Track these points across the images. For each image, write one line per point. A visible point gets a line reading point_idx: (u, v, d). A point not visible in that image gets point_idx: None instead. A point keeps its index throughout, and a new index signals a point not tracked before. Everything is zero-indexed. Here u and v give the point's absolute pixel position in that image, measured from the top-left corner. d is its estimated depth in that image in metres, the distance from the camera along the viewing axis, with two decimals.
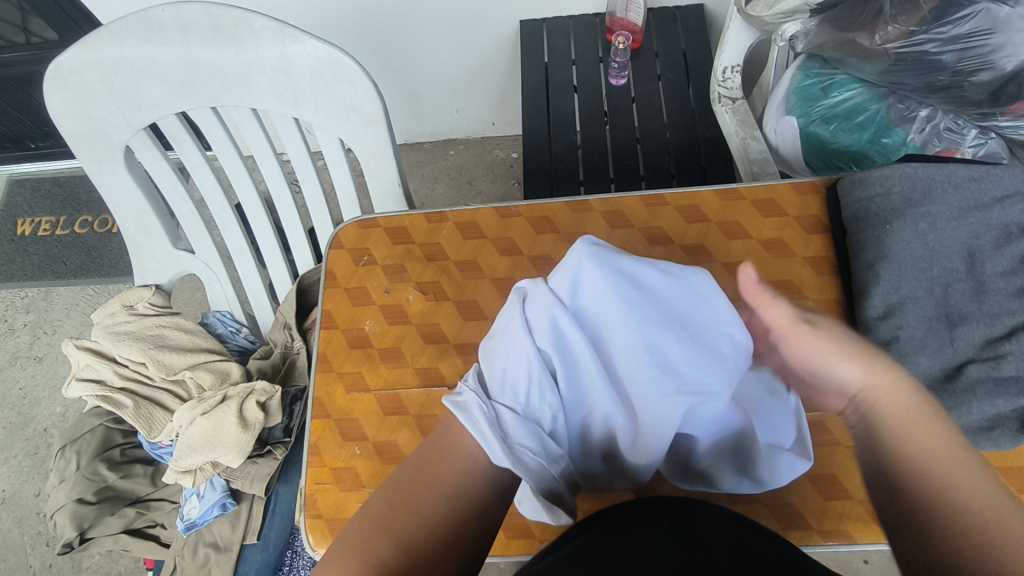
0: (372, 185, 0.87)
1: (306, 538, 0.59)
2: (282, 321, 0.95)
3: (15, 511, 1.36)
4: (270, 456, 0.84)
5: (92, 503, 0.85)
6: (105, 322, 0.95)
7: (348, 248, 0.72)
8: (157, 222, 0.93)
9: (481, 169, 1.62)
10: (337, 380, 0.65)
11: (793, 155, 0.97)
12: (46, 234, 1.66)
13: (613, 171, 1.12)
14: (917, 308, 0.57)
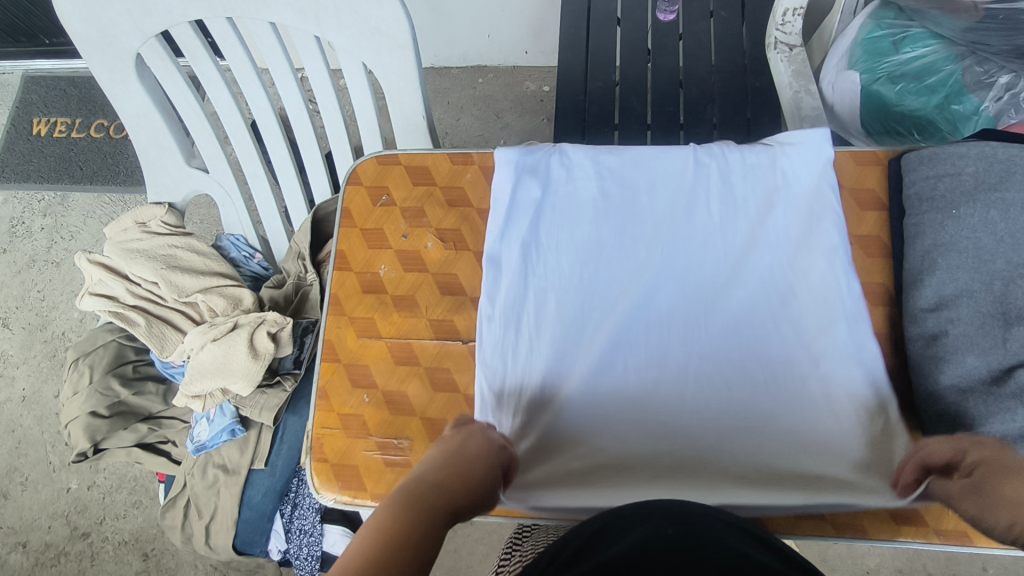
0: (395, 113, 0.81)
1: (311, 479, 0.59)
2: (296, 252, 0.93)
3: (35, 410, 1.41)
4: (280, 387, 0.84)
5: (105, 416, 0.87)
6: (118, 238, 0.93)
7: (366, 185, 0.68)
8: (170, 137, 0.90)
9: (510, 101, 1.54)
10: (348, 324, 0.63)
11: (849, 115, 0.88)
12: (62, 136, 1.63)
13: (651, 117, 1.05)
14: (971, 302, 0.53)
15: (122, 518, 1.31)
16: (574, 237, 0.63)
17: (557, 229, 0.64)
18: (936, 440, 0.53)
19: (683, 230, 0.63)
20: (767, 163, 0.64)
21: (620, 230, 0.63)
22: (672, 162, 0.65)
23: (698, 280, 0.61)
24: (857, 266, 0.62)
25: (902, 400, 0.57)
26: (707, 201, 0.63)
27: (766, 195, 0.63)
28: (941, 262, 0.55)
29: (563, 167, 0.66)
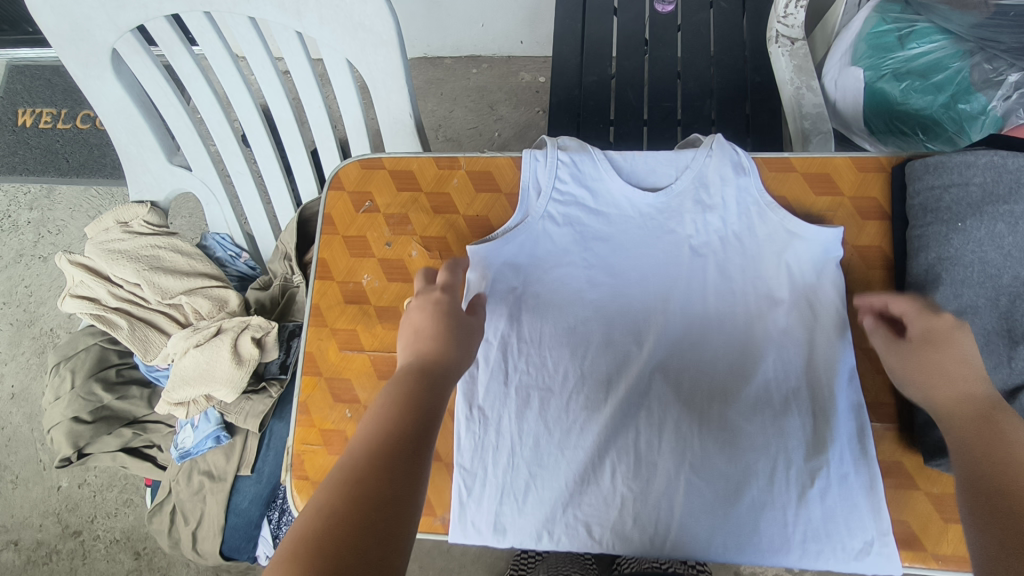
0: (381, 111, 0.78)
1: (291, 496, 0.57)
2: (282, 253, 0.91)
3: (24, 407, 1.39)
4: (265, 393, 0.82)
5: (88, 422, 0.84)
6: (100, 238, 0.91)
7: (349, 190, 0.65)
8: (150, 134, 0.87)
9: (504, 93, 1.50)
10: (330, 336, 0.61)
11: (852, 113, 0.86)
12: (47, 127, 1.59)
13: (647, 113, 1.02)
14: (976, 319, 0.52)
15: (113, 516, 1.30)
16: (560, 331, 0.61)
17: (542, 321, 0.62)
18: (936, 463, 0.51)
19: (680, 326, 0.61)
20: (772, 250, 0.60)
21: (611, 321, 0.61)
22: (663, 245, 0.62)
23: (695, 379, 0.59)
24: (856, 278, 0.60)
25: (902, 419, 0.56)
26: (704, 291, 0.61)
27: (766, 290, 0.60)
28: (944, 278, 0.53)
29: (551, 244, 0.62)
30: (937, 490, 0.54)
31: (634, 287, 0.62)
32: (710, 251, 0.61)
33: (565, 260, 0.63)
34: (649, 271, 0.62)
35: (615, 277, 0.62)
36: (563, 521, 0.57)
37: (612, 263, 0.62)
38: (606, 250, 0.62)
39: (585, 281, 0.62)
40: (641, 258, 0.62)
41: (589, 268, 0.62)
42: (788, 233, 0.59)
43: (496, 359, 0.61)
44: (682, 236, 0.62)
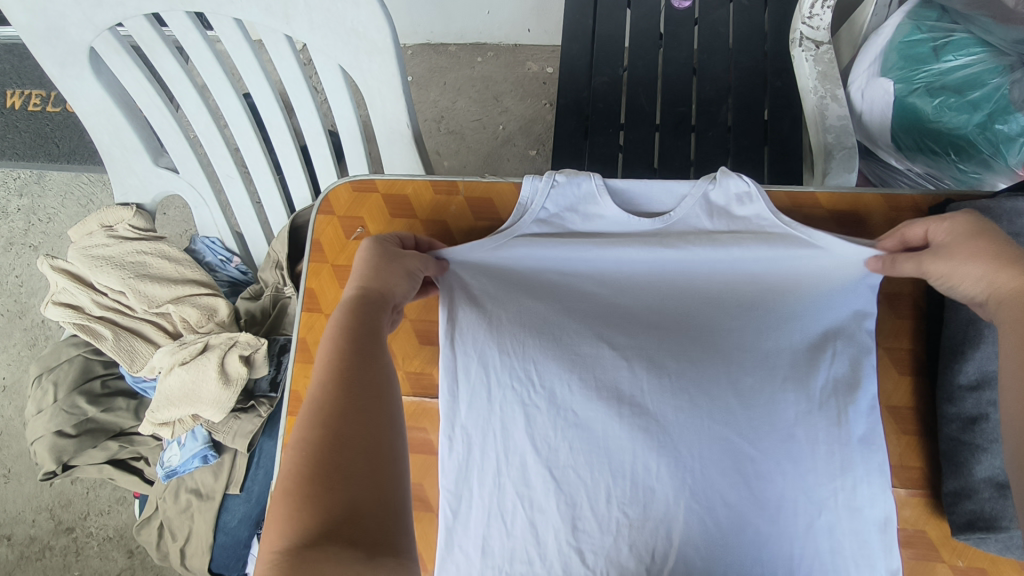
0: (377, 120, 0.74)
1: None
2: (273, 261, 0.87)
3: (15, 399, 1.37)
4: (253, 412, 0.79)
5: (72, 436, 0.82)
6: (83, 243, 0.87)
7: (339, 215, 0.61)
8: (133, 135, 0.83)
9: (510, 84, 1.44)
10: (318, 373, 0.58)
11: (879, 126, 0.81)
12: (36, 109, 1.54)
13: (660, 117, 0.97)
14: None
15: (106, 513, 1.29)
16: (559, 356, 0.57)
17: (524, 338, 0.56)
18: (965, 537, 0.50)
19: (695, 349, 0.55)
20: (812, 273, 0.57)
21: (614, 343, 0.56)
22: (679, 272, 0.58)
23: (717, 416, 0.53)
24: (884, 327, 0.57)
25: (929, 486, 0.55)
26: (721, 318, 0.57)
27: (811, 314, 0.56)
28: (989, 330, 0.48)
29: (536, 263, 0.59)
30: (963, 564, 0.54)
31: (642, 314, 0.58)
32: (753, 264, 0.57)
33: (568, 285, 0.59)
34: (659, 299, 0.58)
35: (620, 305, 0.59)
36: (556, 546, 0.54)
37: (617, 292, 0.59)
38: (608, 277, 0.59)
39: (588, 306, 0.58)
40: (648, 285, 0.59)
41: (593, 296, 0.59)
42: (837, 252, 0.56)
43: (473, 381, 0.56)
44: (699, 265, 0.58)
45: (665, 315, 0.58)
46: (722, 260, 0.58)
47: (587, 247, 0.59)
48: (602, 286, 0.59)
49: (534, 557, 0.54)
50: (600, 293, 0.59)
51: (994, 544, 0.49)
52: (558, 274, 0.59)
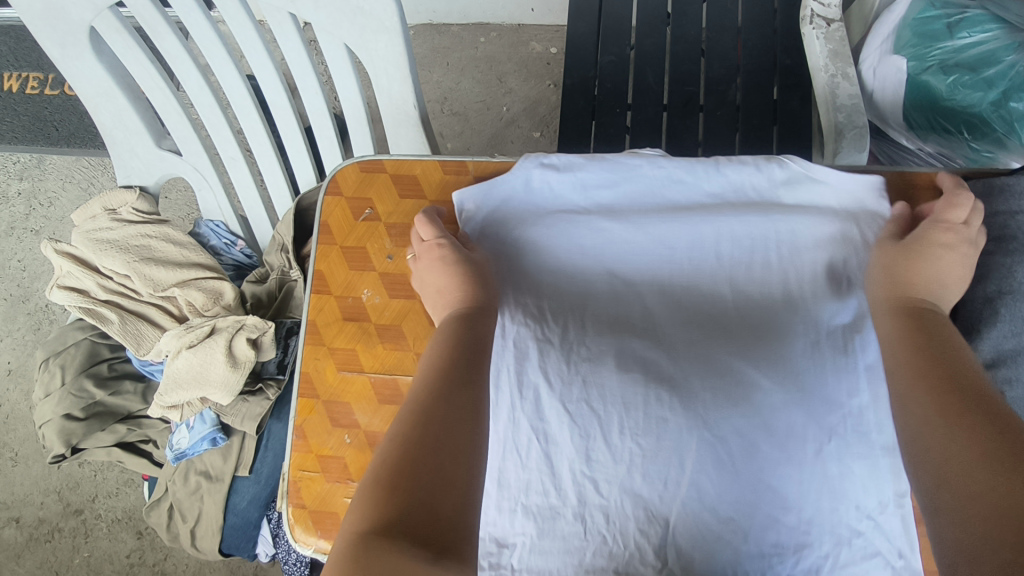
0: (383, 100, 0.72)
1: (287, 524, 0.55)
2: (279, 244, 0.86)
3: (21, 383, 1.37)
4: (262, 395, 0.79)
5: (80, 419, 0.82)
6: (86, 226, 0.86)
7: (347, 195, 0.60)
8: (136, 117, 0.82)
9: (514, 64, 1.42)
10: (327, 356, 0.57)
11: (890, 105, 0.80)
12: (34, 93, 1.52)
13: (667, 97, 0.96)
14: None
15: (115, 495, 1.30)
16: (556, 290, 0.57)
17: (540, 270, 0.58)
18: None
19: (692, 291, 0.56)
20: (810, 226, 0.56)
21: (627, 282, 0.57)
22: (686, 220, 0.58)
23: (736, 343, 0.53)
24: None
25: None
26: (717, 253, 0.57)
27: (817, 257, 0.55)
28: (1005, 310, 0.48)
29: (538, 214, 0.59)
30: None
31: (648, 259, 0.57)
32: (752, 228, 0.57)
33: (573, 233, 0.58)
34: (665, 246, 0.57)
35: (626, 250, 0.58)
36: (570, 477, 0.52)
37: (621, 242, 0.58)
38: (608, 227, 0.58)
39: (590, 250, 0.58)
40: (654, 230, 0.58)
41: (595, 242, 0.58)
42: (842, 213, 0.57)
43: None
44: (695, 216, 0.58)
45: (671, 256, 0.57)
46: (724, 219, 0.58)
47: (585, 198, 0.60)
48: (607, 233, 0.58)
49: (549, 487, 0.52)
50: (603, 241, 0.58)
51: None
52: (559, 224, 0.59)
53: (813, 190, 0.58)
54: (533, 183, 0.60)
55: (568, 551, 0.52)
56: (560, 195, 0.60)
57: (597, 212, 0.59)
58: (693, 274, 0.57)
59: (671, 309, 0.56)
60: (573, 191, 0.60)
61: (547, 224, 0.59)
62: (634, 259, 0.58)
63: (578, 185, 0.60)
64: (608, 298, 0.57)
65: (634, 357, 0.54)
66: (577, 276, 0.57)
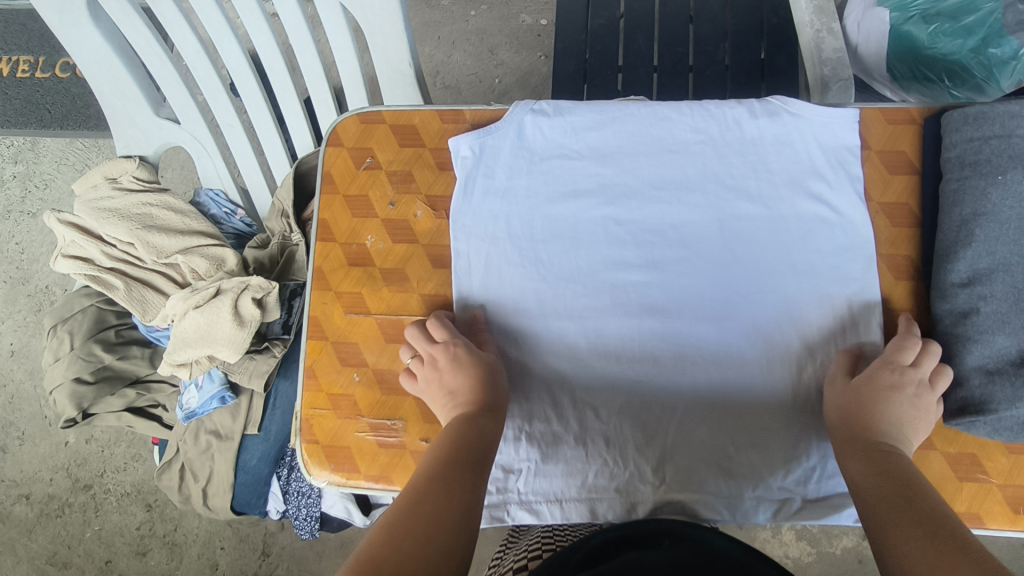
0: (379, 60, 0.74)
1: (300, 457, 0.58)
2: (279, 210, 0.88)
3: (25, 363, 1.39)
4: (268, 353, 0.81)
5: (90, 383, 0.84)
6: (88, 195, 0.88)
7: (348, 146, 0.63)
8: (134, 85, 0.84)
9: (505, 36, 1.43)
10: (335, 300, 0.60)
11: (874, 58, 0.83)
12: (25, 76, 1.52)
13: (657, 59, 0.97)
14: (1007, 277, 0.50)
15: (122, 470, 1.32)
16: (551, 231, 0.60)
17: (532, 215, 0.61)
18: (956, 422, 0.51)
19: (680, 228, 0.59)
20: (788, 163, 0.59)
21: (617, 221, 0.60)
22: (671, 159, 0.60)
23: (722, 275, 0.58)
24: (881, 238, 0.58)
25: None
26: (704, 186, 0.60)
27: (796, 190, 0.58)
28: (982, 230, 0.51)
29: (534, 157, 0.62)
30: (955, 451, 0.53)
31: (637, 198, 0.60)
32: (733, 165, 0.59)
33: (567, 175, 0.61)
34: (655, 185, 0.60)
35: (616, 190, 0.61)
36: (570, 400, 0.57)
37: (613, 182, 0.61)
38: (599, 170, 0.61)
39: (583, 192, 0.61)
40: (641, 171, 0.60)
41: (589, 185, 0.61)
42: (824, 146, 0.59)
43: (487, 251, 0.60)
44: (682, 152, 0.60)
45: (659, 194, 0.60)
46: (707, 156, 0.60)
47: (578, 140, 0.62)
48: (598, 175, 0.61)
49: (550, 412, 0.57)
50: (595, 183, 0.61)
51: (983, 428, 0.51)
52: (554, 168, 0.61)
53: (793, 124, 0.59)
54: (525, 128, 0.62)
55: (570, 473, 0.56)
56: (553, 137, 0.62)
57: (589, 154, 0.61)
58: (678, 212, 0.59)
59: (660, 246, 0.59)
60: (566, 134, 0.62)
61: (541, 170, 0.61)
62: (625, 198, 0.60)
63: (570, 128, 0.62)
64: (603, 236, 0.60)
65: (630, 290, 0.59)
66: (571, 217, 0.60)
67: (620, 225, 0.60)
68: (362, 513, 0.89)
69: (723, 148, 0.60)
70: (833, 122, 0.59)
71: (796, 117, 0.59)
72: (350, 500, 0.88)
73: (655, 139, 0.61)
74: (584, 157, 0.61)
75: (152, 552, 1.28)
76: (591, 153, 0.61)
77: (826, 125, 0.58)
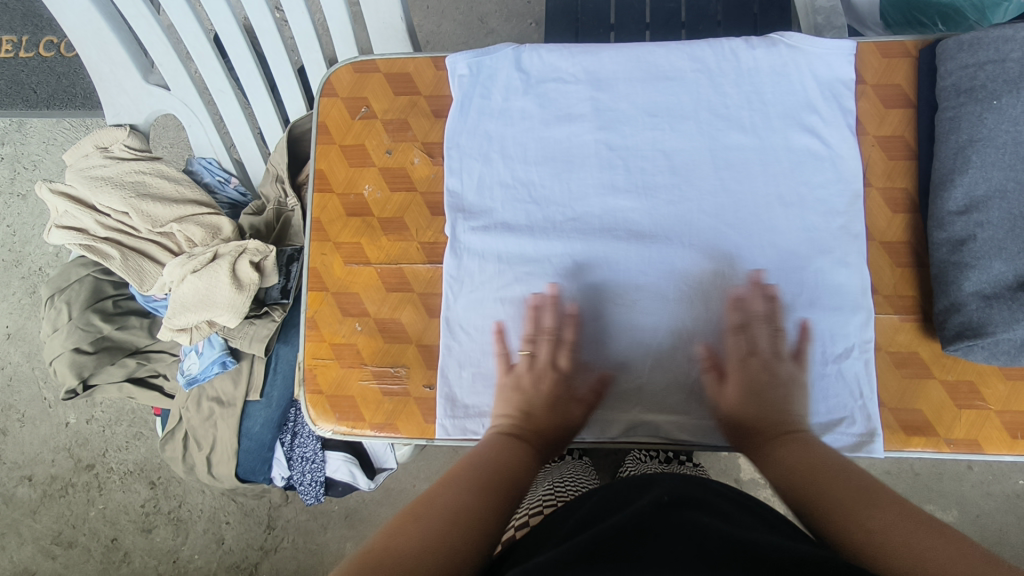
0: (369, 14, 0.73)
1: (306, 412, 0.60)
2: (273, 175, 0.87)
3: (22, 346, 1.38)
4: (268, 317, 0.81)
5: (90, 352, 0.83)
6: (80, 165, 0.87)
7: (343, 96, 0.65)
8: (121, 48, 0.84)
9: (494, 4, 1.41)
10: (334, 251, 0.63)
11: (868, 5, 0.81)
12: (9, 55, 1.49)
13: (650, 15, 0.96)
14: (1003, 203, 0.51)
15: (124, 449, 1.32)
16: (541, 158, 0.61)
17: (525, 137, 0.62)
18: (954, 347, 0.52)
19: (676, 159, 0.59)
20: (782, 98, 0.59)
21: (610, 147, 0.60)
22: (666, 91, 0.61)
23: (714, 206, 0.58)
24: (876, 170, 0.59)
25: (920, 311, 0.57)
26: (696, 114, 0.60)
27: (790, 122, 0.58)
28: (976, 155, 0.52)
29: (529, 85, 0.62)
30: (952, 379, 0.56)
31: (632, 128, 0.60)
32: (728, 95, 0.60)
33: (561, 105, 0.62)
34: (651, 115, 0.60)
35: (609, 118, 0.61)
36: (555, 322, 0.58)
37: (610, 112, 0.61)
38: (596, 97, 0.61)
39: (576, 118, 0.61)
40: (635, 98, 0.61)
41: (583, 112, 0.61)
42: (818, 78, 0.59)
43: (480, 171, 0.62)
44: (677, 89, 0.60)
45: (654, 125, 0.60)
46: (703, 86, 0.60)
47: (576, 67, 0.62)
48: (594, 102, 0.61)
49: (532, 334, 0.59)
50: (591, 110, 0.61)
51: (980, 352, 0.51)
52: (550, 96, 0.62)
53: (790, 55, 0.59)
54: (523, 55, 0.63)
55: None
56: (551, 65, 0.63)
57: (585, 80, 0.62)
58: (671, 139, 0.60)
59: (652, 170, 0.59)
60: (566, 60, 0.62)
61: (537, 95, 0.62)
62: (620, 127, 0.61)
63: (571, 53, 0.62)
64: (597, 163, 0.60)
65: (620, 220, 0.59)
66: (563, 143, 0.61)
67: (613, 156, 0.60)
68: (365, 476, 0.90)
69: (718, 82, 0.60)
70: (829, 56, 0.59)
71: (793, 48, 0.59)
72: (354, 463, 0.88)
73: (651, 68, 0.61)
74: (581, 83, 0.62)
75: (157, 529, 1.29)
76: (588, 80, 0.62)
77: (822, 56, 0.59)
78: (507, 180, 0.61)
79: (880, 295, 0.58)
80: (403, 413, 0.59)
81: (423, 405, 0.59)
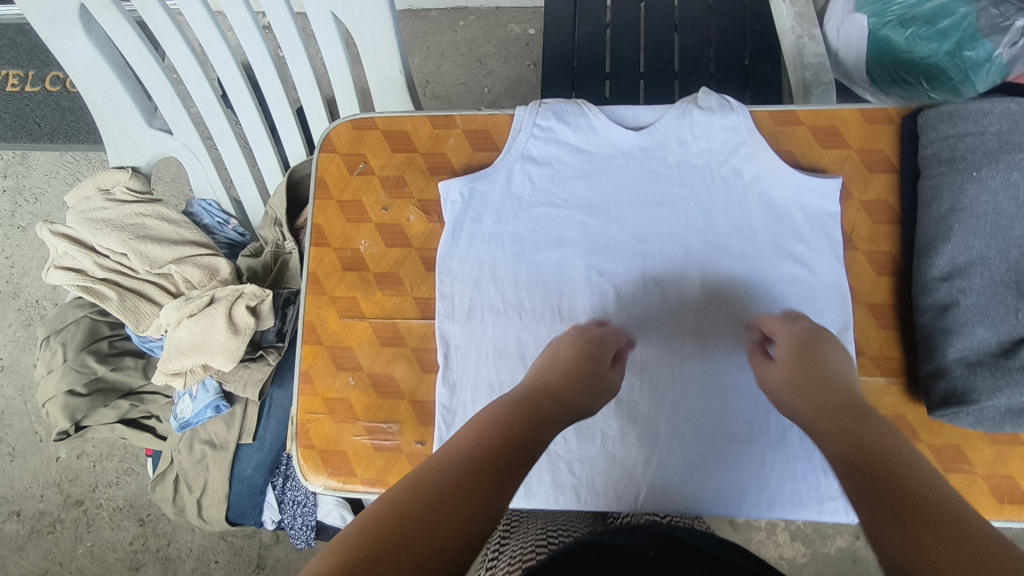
0: (369, 68, 0.75)
1: (298, 465, 0.61)
2: (272, 218, 0.88)
3: (15, 379, 1.38)
4: (262, 361, 0.81)
5: (83, 394, 0.83)
6: (81, 206, 0.88)
7: (341, 152, 0.66)
8: (125, 95, 0.85)
9: (493, 46, 1.45)
10: (329, 304, 0.64)
11: (855, 62, 0.84)
12: (16, 90, 1.52)
13: (644, 65, 0.99)
14: (985, 270, 0.52)
15: (114, 485, 1.31)
16: (531, 227, 0.63)
17: (518, 215, 0.63)
18: (940, 413, 0.53)
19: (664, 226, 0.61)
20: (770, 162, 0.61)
21: (598, 218, 0.63)
22: (653, 156, 0.62)
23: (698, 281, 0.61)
24: (861, 234, 0.60)
25: (907, 374, 0.58)
26: (684, 178, 0.61)
27: (778, 185, 0.60)
28: (959, 224, 0.53)
29: (522, 153, 0.64)
30: (939, 443, 0.56)
31: (620, 194, 0.62)
32: (716, 159, 0.61)
33: (552, 174, 0.63)
34: (640, 180, 0.62)
35: (596, 187, 0.63)
36: None
37: (599, 176, 0.63)
38: (585, 166, 0.63)
39: (567, 191, 0.63)
40: (622, 166, 0.63)
41: (574, 183, 0.63)
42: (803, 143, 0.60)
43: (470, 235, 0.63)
44: (668, 151, 0.62)
45: (645, 188, 0.62)
46: (690, 150, 0.62)
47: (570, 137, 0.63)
48: (584, 173, 0.63)
49: None
50: (580, 180, 0.63)
51: (966, 419, 0.52)
52: (544, 164, 0.63)
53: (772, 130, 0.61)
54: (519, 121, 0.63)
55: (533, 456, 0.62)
56: (546, 130, 0.63)
57: (577, 151, 0.63)
58: (657, 206, 0.62)
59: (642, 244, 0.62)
60: (561, 129, 0.63)
61: (530, 164, 0.63)
62: (610, 194, 0.62)
63: (567, 122, 0.63)
64: (586, 236, 0.62)
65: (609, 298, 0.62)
66: (552, 213, 0.63)
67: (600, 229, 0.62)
68: None
69: (703, 149, 0.61)
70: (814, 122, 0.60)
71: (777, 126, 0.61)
72: (345, 508, 0.88)
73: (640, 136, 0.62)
74: (573, 154, 0.63)
75: (145, 568, 1.27)
76: (579, 149, 0.63)
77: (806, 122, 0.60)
78: (497, 248, 0.63)
79: (868, 357, 0.58)
80: (393, 469, 0.60)
81: (413, 460, 0.60)
